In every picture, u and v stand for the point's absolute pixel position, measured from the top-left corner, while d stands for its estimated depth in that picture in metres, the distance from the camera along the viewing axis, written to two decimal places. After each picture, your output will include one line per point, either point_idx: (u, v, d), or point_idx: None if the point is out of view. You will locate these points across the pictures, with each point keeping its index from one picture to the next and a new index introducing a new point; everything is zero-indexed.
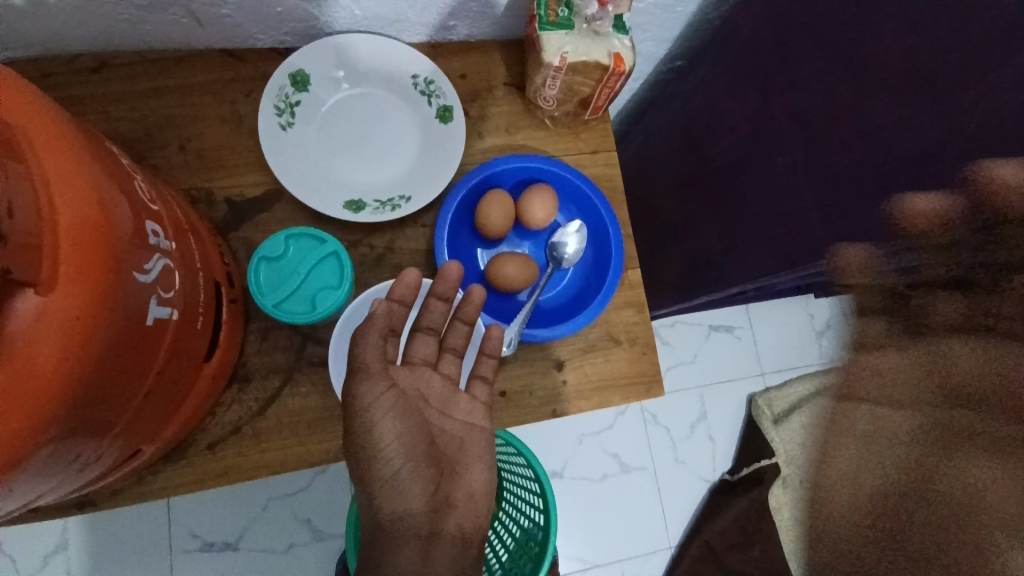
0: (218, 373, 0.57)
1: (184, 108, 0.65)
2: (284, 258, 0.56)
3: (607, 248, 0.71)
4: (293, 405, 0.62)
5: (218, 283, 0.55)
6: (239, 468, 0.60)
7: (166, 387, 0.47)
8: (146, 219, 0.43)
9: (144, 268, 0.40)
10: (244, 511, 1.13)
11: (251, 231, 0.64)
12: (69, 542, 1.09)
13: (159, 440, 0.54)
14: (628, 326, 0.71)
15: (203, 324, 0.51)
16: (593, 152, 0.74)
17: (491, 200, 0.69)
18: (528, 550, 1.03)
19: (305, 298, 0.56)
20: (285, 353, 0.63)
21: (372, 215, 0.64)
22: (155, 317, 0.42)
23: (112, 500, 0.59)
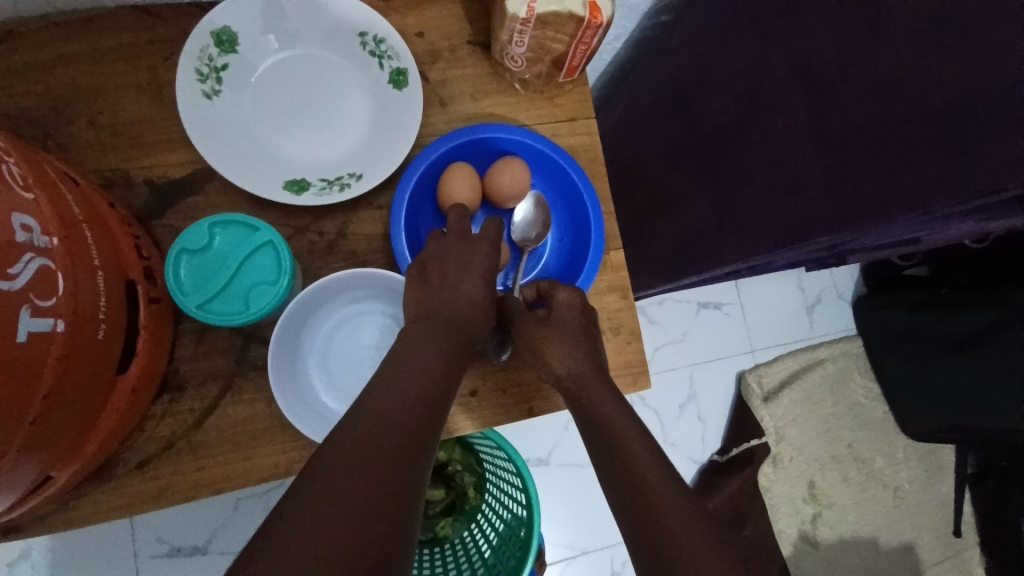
0: (142, 384, 0.50)
1: (91, 76, 0.56)
2: (210, 249, 0.48)
3: (586, 228, 0.63)
4: (237, 414, 0.55)
5: (134, 281, 0.47)
6: (175, 488, 0.53)
7: (65, 410, 0.40)
8: (14, 211, 0.34)
9: (7, 273, 0.32)
10: (213, 513, 1.07)
11: (179, 217, 0.56)
12: (30, 551, 1.03)
13: (74, 464, 0.46)
14: (613, 313, 0.64)
15: (113, 332, 0.43)
16: (569, 120, 0.66)
17: (454, 176, 0.61)
18: (511, 545, 0.99)
19: (237, 296, 0.48)
20: (225, 357, 0.55)
21: (317, 196, 0.56)
22: (29, 332, 0.34)
23: (35, 528, 0.53)
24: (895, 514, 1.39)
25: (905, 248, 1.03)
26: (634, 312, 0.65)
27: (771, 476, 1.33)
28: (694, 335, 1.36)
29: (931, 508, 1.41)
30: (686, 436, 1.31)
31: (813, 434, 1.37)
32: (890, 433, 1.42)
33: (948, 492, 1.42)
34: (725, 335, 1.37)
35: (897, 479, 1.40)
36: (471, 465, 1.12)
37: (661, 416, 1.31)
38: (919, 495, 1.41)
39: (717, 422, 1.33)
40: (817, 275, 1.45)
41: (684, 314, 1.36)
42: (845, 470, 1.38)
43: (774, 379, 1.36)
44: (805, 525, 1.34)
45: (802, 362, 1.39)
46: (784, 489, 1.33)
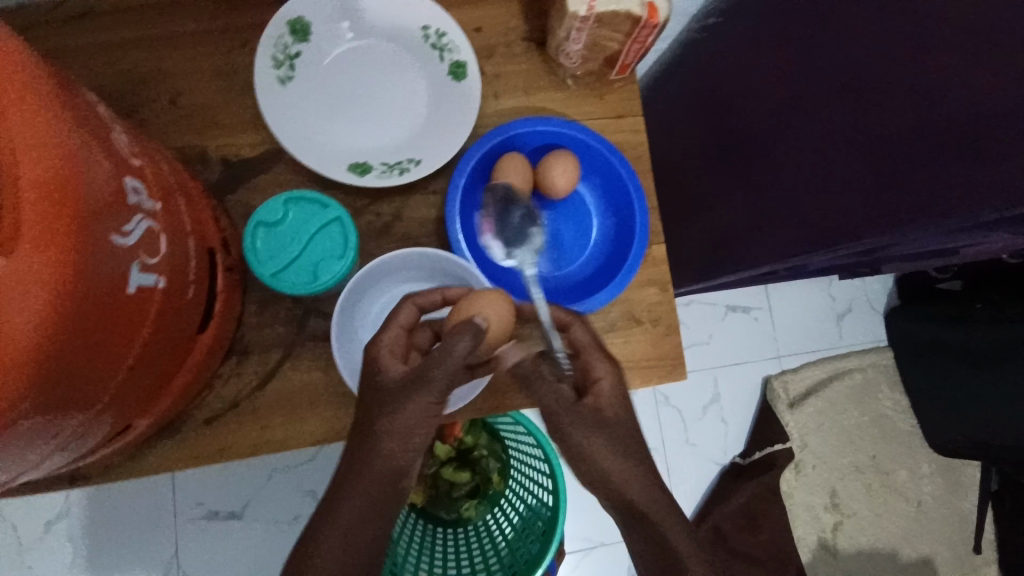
0: (213, 346, 0.53)
1: (173, 59, 0.60)
2: (283, 224, 0.52)
3: (631, 221, 0.65)
4: (294, 381, 0.58)
5: (212, 250, 0.51)
6: (237, 445, 0.57)
7: (155, 362, 0.43)
8: (127, 175, 0.38)
9: (123, 231, 0.36)
10: (248, 481, 1.11)
11: (248, 194, 0.60)
12: (74, 508, 1.09)
13: (151, 415, 0.50)
14: (650, 306, 0.66)
15: (195, 295, 0.47)
16: (618, 117, 0.67)
17: (508, 165, 0.63)
18: (533, 528, 1.01)
19: (305, 268, 0.52)
20: (285, 327, 0.59)
21: (378, 179, 0.59)
22: (138, 285, 0.38)
23: (105, 475, 0.57)
24: (916, 528, 1.38)
25: (942, 261, 1.02)
26: (671, 306, 0.67)
27: (792, 482, 1.33)
28: (720, 338, 1.36)
29: (952, 524, 1.40)
30: (708, 437, 1.31)
31: (836, 443, 1.37)
32: (914, 447, 1.41)
33: (970, 509, 1.40)
34: (752, 340, 1.37)
35: (919, 493, 1.39)
36: (496, 451, 1.12)
37: (684, 416, 1.31)
38: (941, 510, 1.40)
39: (739, 426, 1.33)
40: (849, 284, 1.44)
41: (711, 316, 1.36)
42: (867, 481, 1.37)
43: (800, 387, 1.35)
44: (824, 534, 1.34)
45: (829, 370, 1.38)
46: (805, 497, 1.33)
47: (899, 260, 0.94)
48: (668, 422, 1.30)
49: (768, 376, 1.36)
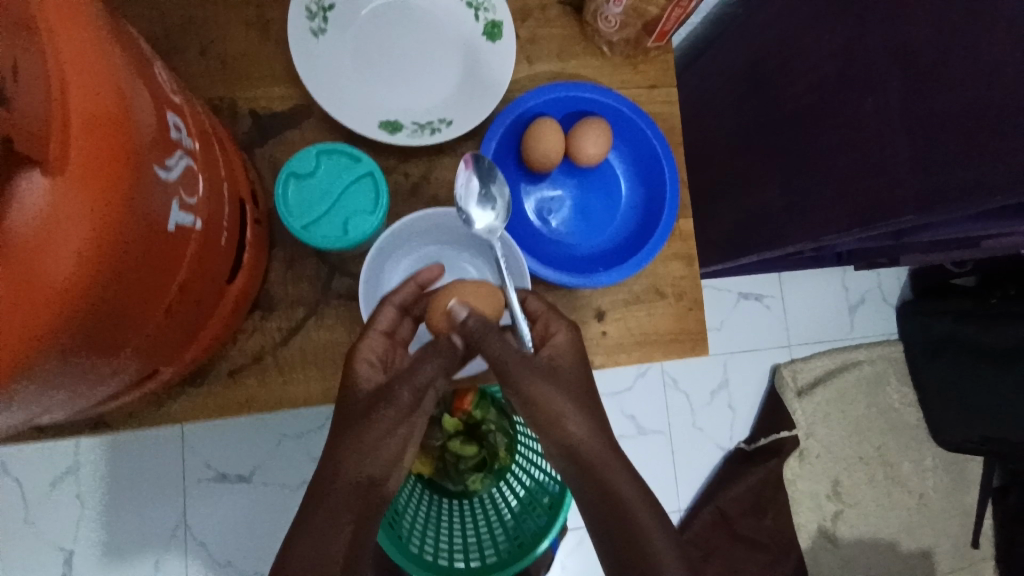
0: (241, 297, 0.53)
1: (205, 7, 0.58)
2: (314, 176, 0.51)
3: (661, 192, 0.65)
4: (318, 338, 0.58)
5: (243, 200, 0.50)
6: (261, 399, 0.57)
7: (187, 306, 0.43)
8: (168, 111, 0.38)
9: (165, 164, 0.36)
10: (258, 445, 1.11)
11: (277, 149, 0.59)
12: (81, 465, 1.08)
13: (178, 363, 0.50)
14: (675, 280, 0.66)
15: (228, 242, 0.47)
16: (651, 87, 0.66)
17: (540, 129, 0.62)
18: (539, 502, 1.00)
19: (336, 222, 0.51)
20: (311, 284, 0.58)
21: (409, 137, 0.58)
22: (177, 224, 0.37)
23: (126, 424, 0.57)
24: (917, 520, 1.39)
25: (963, 254, 1.01)
26: (696, 281, 0.66)
27: (796, 470, 1.33)
28: (732, 325, 1.35)
29: (953, 518, 1.41)
30: (715, 422, 1.31)
31: (842, 433, 1.37)
32: (921, 440, 1.41)
33: (972, 503, 1.42)
34: (763, 328, 1.37)
35: (922, 486, 1.40)
36: (504, 427, 1.06)
37: (692, 401, 1.31)
38: (944, 505, 1.41)
39: (747, 412, 1.33)
40: (862, 276, 1.43)
41: (723, 303, 1.36)
42: (871, 472, 1.38)
43: (809, 376, 1.35)
44: (826, 522, 1.35)
45: (838, 361, 1.37)
46: (809, 485, 1.34)
47: (921, 250, 0.93)
48: (675, 405, 1.29)
49: (777, 364, 1.36)
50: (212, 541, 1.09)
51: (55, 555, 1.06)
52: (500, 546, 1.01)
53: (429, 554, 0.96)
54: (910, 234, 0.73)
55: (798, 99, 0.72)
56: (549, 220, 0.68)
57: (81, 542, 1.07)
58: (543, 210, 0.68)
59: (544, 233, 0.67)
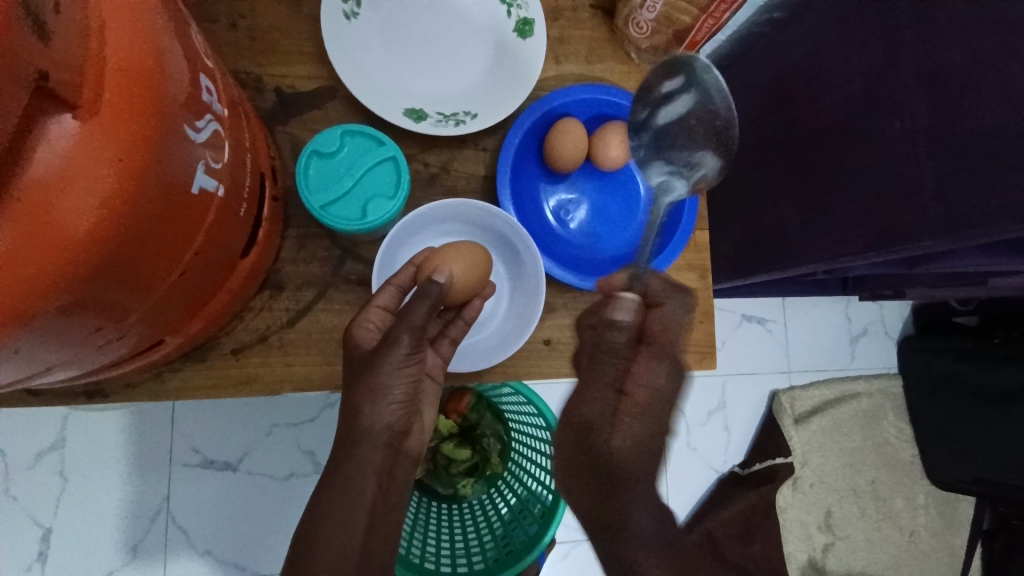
0: (252, 273, 0.52)
1: None
2: (336, 157, 0.51)
3: (679, 202, 0.65)
4: (325, 321, 0.57)
5: (263, 174, 0.50)
6: (261, 378, 0.56)
7: (200, 275, 0.42)
8: (201, 74, 0.37)
9: (194, 125, 0.35)
10: (248, 433, 1.09)
11: (299, 127, 0.59)
12: (67, 440, 1.05)
13: (182, 335, 0.48)
14: (688, 291, 0.65)
15: (246, 214, 0.46)
16: None
17: (563, 129, 0.62)
18: (530, 511, 0.95)
19: (355, 204, 0.51)
20: (322, 266, 0.58)
21: (433, 127, 0.58)
22: (200, 187, 0.37)
23: (123, 394, 0.55)
24: (906, 557, 1.37)
25: (970, 291, 1.00)
26: (708, 294, 0.66)
27: (788, 498, 1.32)
28: (733, 346, 1.34)
29: (942, 559, 1.39)
30: (710, 443, 1.30)
31: (836, 463, 1.36)
32: (914, 477, 1.40)
33: (961, 545, 1.40)
34: (765, 352, 1.35)
35: (912, 524, 1.38)
36: (499, 433, 1.05)
37: (688, 420, 1.29)
38: (934, 544, 1.39)
39: (743, 435, 1.31)
40: (866, 307, 1.42)
41: (727, 323, 1.34)
42: (864, 505, 1.37)
43: (807, 404, 1.34)
44: (815, 553, 1.33)
45: (837, 391, 1.36)
46: (800, 513, 1.33)
47: (929, 283, 0.93)
48: (671, 423, 1.28)
49: (774, 390, 1.34)
50: (194, 528, 1.06)
51: (33, 531, 1.04)
52: (488, 552, 0.97)
53: (418, 557, 0.93)
54: (922, 264, 0.73)
55: (822, 118, 0.72)
56: (566, 220, 0.68)
57: (59, 519, 1.04)
58: (561, 210, 0.68)
59: (559, 233, 0.67)
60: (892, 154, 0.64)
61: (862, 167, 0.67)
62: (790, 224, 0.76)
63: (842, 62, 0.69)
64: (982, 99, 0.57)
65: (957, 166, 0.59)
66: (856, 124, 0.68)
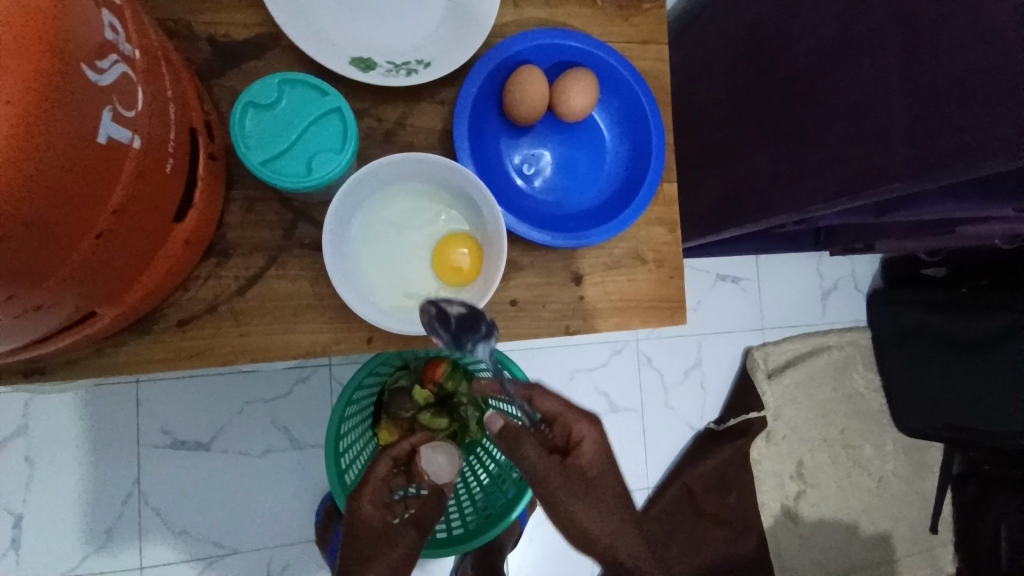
0: (190, 239, 0.49)
1: None
2: (276, 108, 0.48)
3: (646, 154, 0.62)
4: (279, 288, 0.55)
5: (195, 130, 0.46)
6: (214, 350, 0.54)
7: (127, 239, 0.39)
8: (103, 8, 0.33)
9: (98, 66, 0.32)
10: (219, 410, 1.06)
11: (238, 80, 0.54)
12: (29, 427, 1.01)
13: (117, 306, 0.45)
14: (657, 246, 0.64)
15: (175, 171, 0.42)
16: (643, 43, 0.63)
17: (525, 77, 0.59)
18: (510, 477, 0.94)
19: (300, 159, 0.48)
20: (273, 231, 0.55)
21: (383, 77, 0.54)
22: (110, 136, 0.33)
23: (64, 372, 0.52)
24: (877, 502, 1.43)
25: (940, 243, 1.00)
26: (679, 248, 0.64)
27: (763, 450, 1.35)
28: (709, 305, 1.33)
29: (910, 502, 1.45)
30: (686, 402, 1.30)
31: (809, 415, 1.39)
32: (884, 425, 1.44)
33: (928, 489, 1.46)
34: (740, 311, 1.35)
35: (882, 470, 1.43)
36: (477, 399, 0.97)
37: (665, 379, 1.29)
38: (903, 488, 1.45)
39: (718, 392, 1.32)
40: (837, 262, 1.43)
41: (701, 283, 1.33)
42: (834, 454, 1.41)
43: (780, 359, 1.36)
44: (789, 501, 1.36)
45: (810, 346, 1.38)
46: (773, 465, 1.36)
47: (900, 233, 0.92)
48: (649, 384, 1.27)
49: (750, 346, 1.35)
50: (169, 509, 1.04)
51: (1, 520, 1.00)
52: (468, 518, 0.96)
53: None
54: (890, 210, 0.72)
55: (792, 63, 0.70)
56: (531, 175, 0.65)
57: (29, 506, 1.01)
58: (524, 164, 0.65)
59: (524, 190, 0.64)
60: (863, 97, 0.63)
61: (834, 112, 0.66)
62: (762, 175, 0.75)
63: (812, 4, 0.67)
64: (953, 35, 0.56)
65: (929, 106, 0.58)
66: (826, 67, 0.66)
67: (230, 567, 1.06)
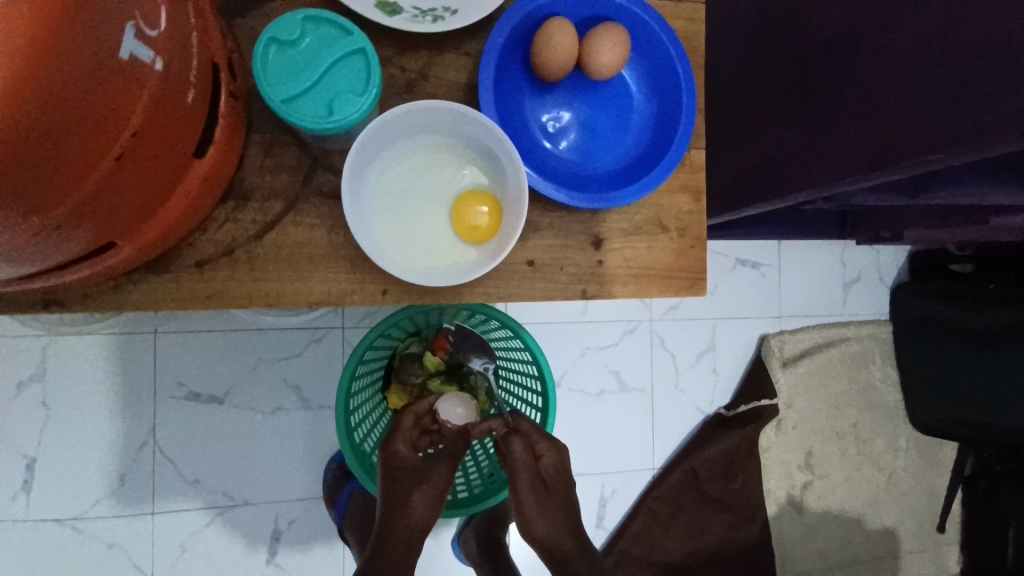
0: (209, 178, 0.48)
1: None
2: (298, 47, 0.47)
3: (674, 117, 0.61)
4: (295, 235, 0.54)
5: (217, 65, 0.45)
6: (229, 293, 0.54)
7: (146, 167, 0.38)
8: None
9: None
10: (232, 366, 1.08)
11: (260, 20, 0.53)
12: (48, 372, 1.04)
13: (135, 240, 0.45)
14: (680, 213, 0.62)
15: (196, 103, 0.42)
16: (677, 1, 0.61)
17: (553, 30, 0.57)
18: None
19: (321, 100, 0.47)
20: (290, 177, 0.54)
21: (409, 23, 0.52)
22: (131, 53, 0.32)
23: (81, 307, 0.53)
24: (885, 498, 1.41)
25: (971, 233, 0.97)
26: (702, 217, 0.63)
27: (772, 438, 1.33)
28: (726, 289, 1.31)
29: (920, 500, 1.43)
30: (697, 385, 1.28)
31: (822, 407, 1.37)
32: (898, 421, 1.41)
33: (939, 487, 1.43)
34: (758, 297, 1.33)
35: (893, 466, 1.41)
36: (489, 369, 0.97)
37: (676, 362, 1.27)
38: (913, 486, 1.42)
39: (729, 378, 1.31)
40: (861, 253, 1.39)
41: (719, 267, 1.31)
42: (845, 447, 1.39)
43: (796, 348, 1.33)
44: (795, 491, 1.35)
45: (828, 336, 1.35)
46: (782, 454, 1.34)
47: (934, 219, 0.89)
48: (660, 365, 1.26)
49: (765, 333, 1.32)
50: (181, 459, 1.07)
51: (20, 460, 1.04)
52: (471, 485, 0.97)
53: None
54: (927, 190, 0.69)
55: (831, 31, 0.67)
56: (554, 134, 0.63)
57: (47, 449, 1.04)
58: (548, 123, 0.63)
59: (546, 150, 0.63)
60: (905, 66, 0.60)
61: (873, 83, 0.63)
62: (792, 149, 0.72)
63: None
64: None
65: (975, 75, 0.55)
66: (867, 35, 0.63)
67: (238, 519, 1.08)
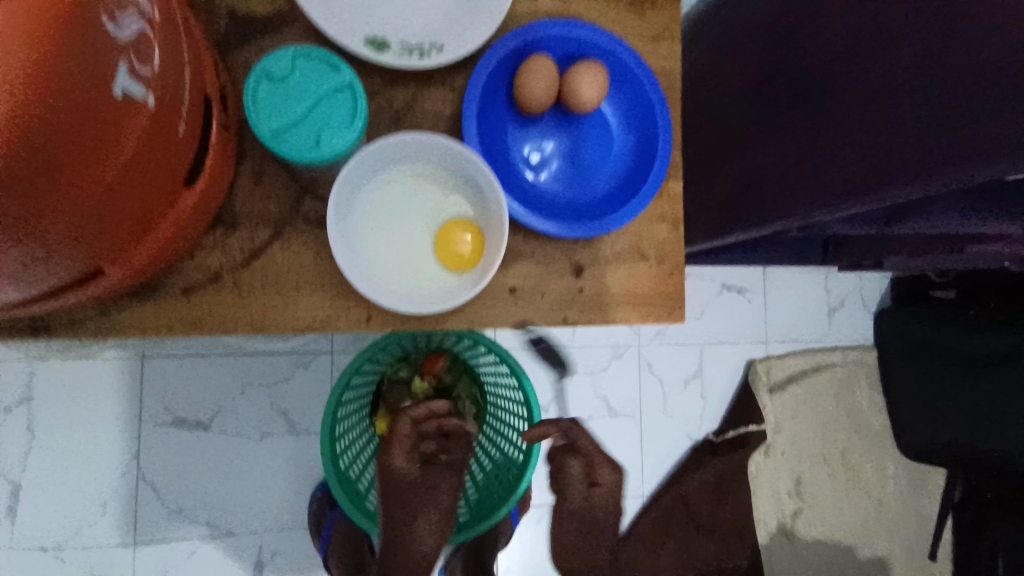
0: (199, 206, 0.50)
1: None
2: (288, 81, 0.49)
3: (651, 149, 0.63)
4: (282, 261, 0.56)
5: (209, 98, 0.47)
6: (216, 318, 0.55)
7: (137, 196, 0.40)
8: None
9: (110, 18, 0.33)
10: (219, 391, 1.07)
11: (254, 54, 0.56)
12: (34, 396, 1.03)
13: (124, 266, 0.46)
14: (659, 241, 0.64)
15: (188, 134, 0.43)
16: (654, 39, 0.64)
17: (535, 67, 0.60)
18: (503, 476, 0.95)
19: (309, 131, 0.49)
20: (279, 204, 0.56)
21: (396, 59, 0.55)
22: (121, 89, 0.34)
23: (69, 331, 0.53)
24: (876, 525, 1.40)
25: (948, 262, 1.00)
26: (681, 245, 0.64)
27: (761, 464, 1.33)
28: (713, 315, 1.32)
29: (910, 527, 1.42)
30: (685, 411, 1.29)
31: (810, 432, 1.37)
32: (886, 447, 1.42)
33: (930, 515, 1.43)
34: (745, 322, 1.34)
35: (883, 492, 1.41)
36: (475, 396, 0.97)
37: (665, 387, 1.28)
38: (904, 513, 1.42)
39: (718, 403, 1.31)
40: (846, 279, 1.41)
41: (706, 292, 1.32)
42: (834, 474, 1.38)
43: (782, 373, 1.34)
44: (785, 519, 1.35)
45: (813, 362, 1.37)
46: (771, 481, 1.34)
47: (910, 248, 0.91)
48: (648, 390, 1.27)
49: (752, 358, 1.33)
50: (165, 486, 1.05)
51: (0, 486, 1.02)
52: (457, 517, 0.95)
53: None
54: (898, 220, 0.71)
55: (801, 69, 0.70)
56: (538, 165, 0.66)
57: (29, 475, 1.03)
58: (531, 154, 0.66)
59: (529, 180, 0.65)
60: None
61: None
62: (768, 179, 0.75)
63: None
64: None
65: None
66: None
67: (220, 548, 1.06)
